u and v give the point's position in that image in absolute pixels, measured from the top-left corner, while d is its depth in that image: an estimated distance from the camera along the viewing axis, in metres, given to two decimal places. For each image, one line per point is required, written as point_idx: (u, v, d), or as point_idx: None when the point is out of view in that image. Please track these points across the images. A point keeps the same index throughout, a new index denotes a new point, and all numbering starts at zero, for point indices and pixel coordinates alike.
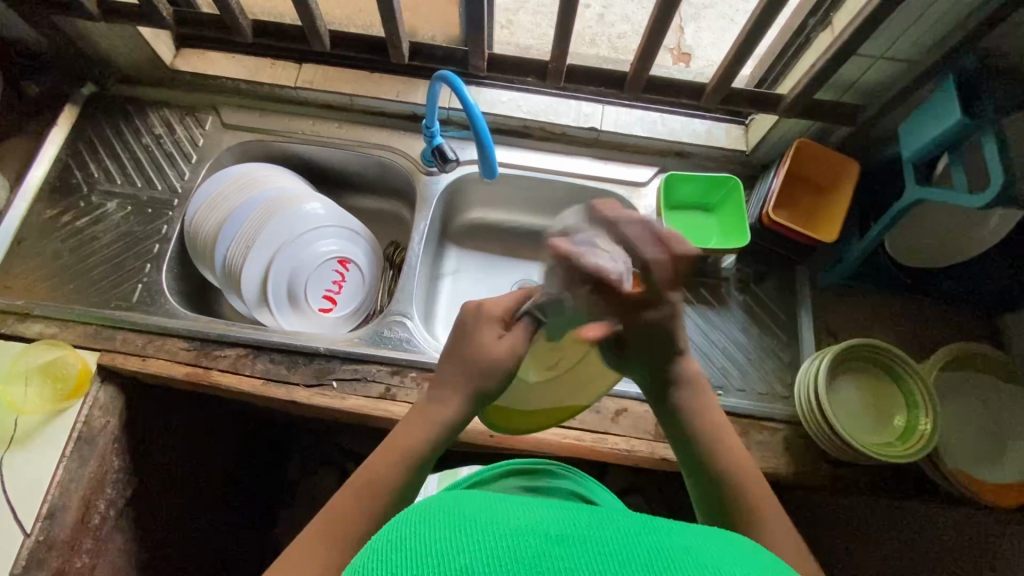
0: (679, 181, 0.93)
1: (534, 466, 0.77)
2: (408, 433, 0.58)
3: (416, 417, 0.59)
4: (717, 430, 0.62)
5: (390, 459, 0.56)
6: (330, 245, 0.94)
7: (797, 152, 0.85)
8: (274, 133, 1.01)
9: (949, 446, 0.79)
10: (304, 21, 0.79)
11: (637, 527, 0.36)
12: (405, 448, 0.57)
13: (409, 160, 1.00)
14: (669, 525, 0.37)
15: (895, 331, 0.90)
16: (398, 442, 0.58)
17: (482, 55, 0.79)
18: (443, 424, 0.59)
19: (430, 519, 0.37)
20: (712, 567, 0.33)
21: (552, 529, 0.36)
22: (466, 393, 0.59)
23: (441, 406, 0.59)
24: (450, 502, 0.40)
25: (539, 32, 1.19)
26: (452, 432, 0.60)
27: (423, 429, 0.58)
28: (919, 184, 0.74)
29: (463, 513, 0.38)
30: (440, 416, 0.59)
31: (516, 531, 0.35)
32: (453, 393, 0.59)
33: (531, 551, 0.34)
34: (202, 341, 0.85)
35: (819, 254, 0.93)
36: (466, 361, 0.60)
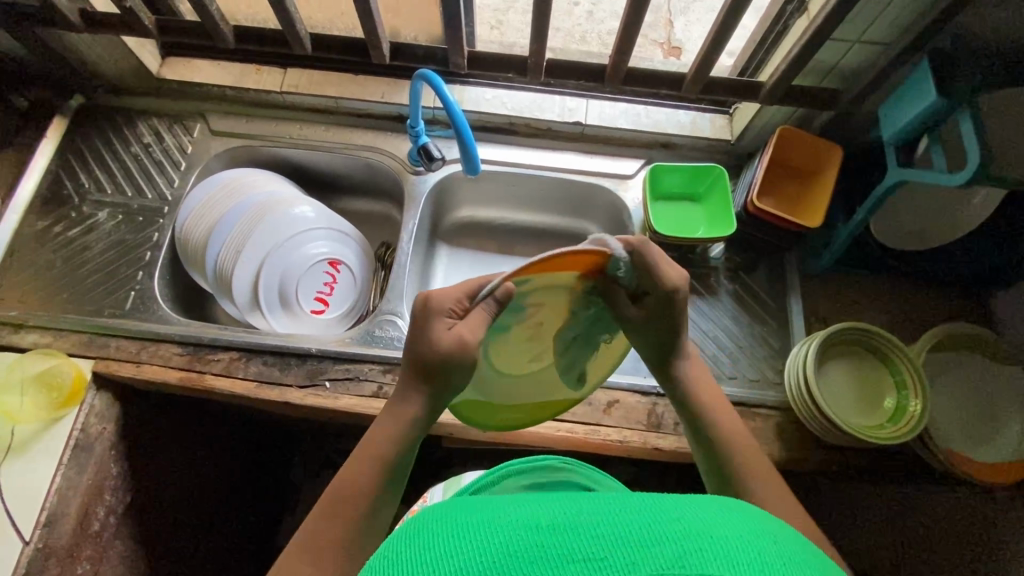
0: (664, 172, 0.93)
1: (536, 463, 0.76)
2: (379, 438, 0.59)
3: (387, 420, 0.60)
4: (714, 396, 0.66)
5: (366, 469, 0.57)
6: (321, 246, 0.95)
7: (780, 139, 0.86)
8: (261, 138, 1.02)
9: (941, 426, 0.79)
10: (284, 25, 0.79)
11: (633, 503, 0.35)
12: (378, 451, 0.58)
13: (397, 161, 1.01)
14: (666, 498, 0.36)
15: (885, 314, 0.90)
16: (369, 446, 0.59)
17: (462, 52, 0.80)
18: (405, 419, 0.60)
19: (425, 529, 0.36)
20: (707, 537, 0.32)
21: (545, 516, 0.34)
22: (428, 390, 0.60)
23: (406, 409, 0.60)
24: (445, 510, 0.39)
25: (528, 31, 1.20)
26: (424, 426, 0.61)
27: (393, 427, 0.59)
28: (900, 166, 0.74)
29: (455, 516, 0.36)
30: (402, 419, 0.60)
31: (504, 524, 0.34)
32: (418, 391, 0.60)
33: (524, 542, 0.32)
34: (195, 346, 0.85)
35: (807, 241, 0.93)
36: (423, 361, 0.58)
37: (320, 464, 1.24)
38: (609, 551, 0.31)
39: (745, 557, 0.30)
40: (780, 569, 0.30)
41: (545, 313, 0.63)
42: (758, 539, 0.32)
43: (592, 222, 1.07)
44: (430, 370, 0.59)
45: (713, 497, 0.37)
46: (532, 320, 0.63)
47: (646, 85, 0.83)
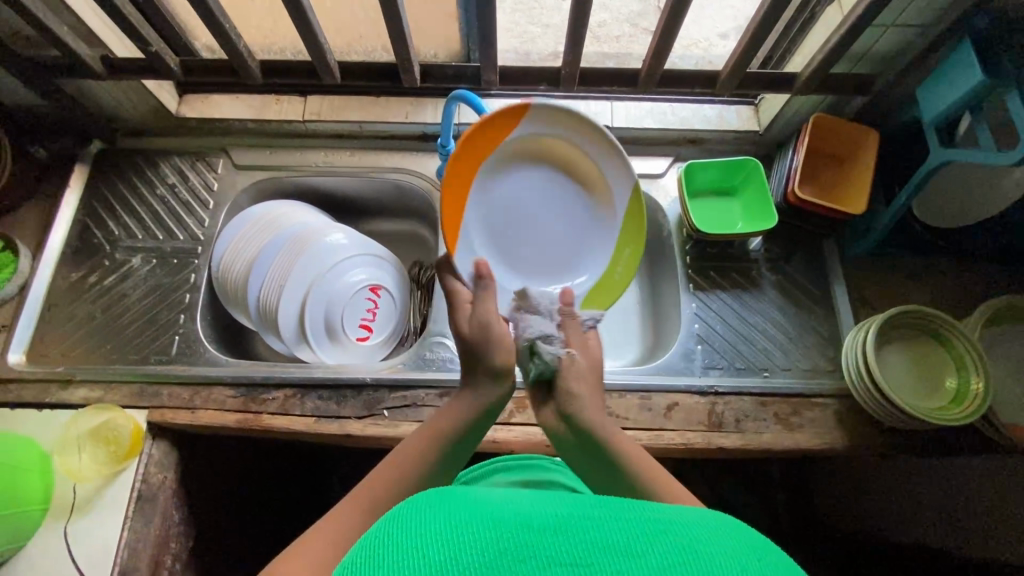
0: (698, 168, 0.93)
1: (523, 462, 0.78)
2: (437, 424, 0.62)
3: (454, 405, 0.64)
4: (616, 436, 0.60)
5: (419, 453, 0.59)
6: (361, 274, 0.94)
7: (815, 127, 0.86)
8: (287, 169, 1.01)
9: (1000, 401, 0.80)
10: (313, 54, 0.79)
11: (628, 514, 0.35)
12: (446, 429, 0.61)
13: (426, 180, 1.00)
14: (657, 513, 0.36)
15: (930, 292, 0.90)
16: (438, 423, 0.62)
17: (495, 69, 0.79)
18: (462, 410, 0.63)
19: (423, 511, 0.37)
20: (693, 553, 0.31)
21: (536, 517, 0.35)
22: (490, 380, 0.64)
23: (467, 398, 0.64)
24: (443, 498, 0.39)
25: (519, 30, 1.14)
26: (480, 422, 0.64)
27: (460, 412, 0.63)
28: (943, 147, 0.74)
29: (452, 506, 0.37)
30: (460, 409, 0.63)
31: (500, 518, 0.34)
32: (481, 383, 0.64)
33: (514, 540, 0.32)
34: (247, 387, 0.84)
35: (846, 226, 0.93)
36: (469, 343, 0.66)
37: None
38: (594, 557, 0.31)
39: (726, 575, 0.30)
40: None
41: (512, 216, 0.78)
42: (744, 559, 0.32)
43: None
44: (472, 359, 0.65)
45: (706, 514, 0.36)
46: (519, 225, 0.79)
47: (679, 86, 0.82)
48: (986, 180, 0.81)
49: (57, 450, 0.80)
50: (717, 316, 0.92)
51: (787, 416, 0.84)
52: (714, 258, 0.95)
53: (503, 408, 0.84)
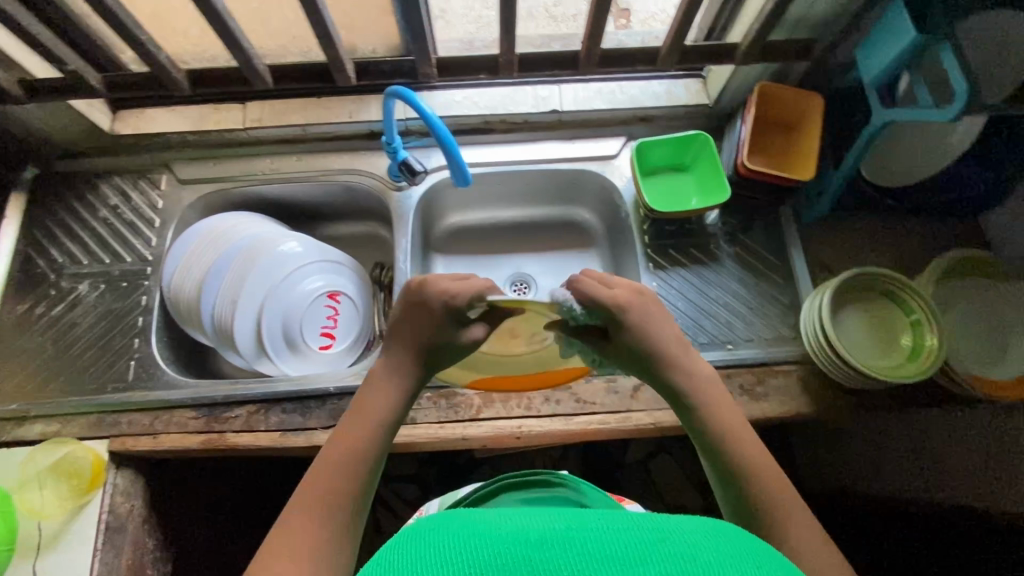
0: (650, 146, 0.92)
1: (526, 476, 0.81)
2: (375, 397, 0.65)
3: (373, 389, 0.65)
4: (716, 414, 0.64)
5: (364, 424, 0.63)
6: (318, 281, 0.93)
7: (759, 96, 0.86)
8: (234, 179, 0.98)
9: (954, 354, 0.82)
10: (241, 62, 0.77)
11: (625, 524, 0.39)
12: (373, 413, 0.64)
13: (377, 179, 0.98)
14: (650, 518, 0.40)
15: (885, 252, 0.91)
16: (363, 409, 0.64)
17: (430, 61, 0.77)
18: (396, 382, 0.66)
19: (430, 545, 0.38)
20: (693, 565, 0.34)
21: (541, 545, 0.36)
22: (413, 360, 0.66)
23: (399, 371, 0.66)
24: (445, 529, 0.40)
25: (475, 15, 1.09)
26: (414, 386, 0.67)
27: (384, 394, 0.65)
28: (884, 107, 0.74)
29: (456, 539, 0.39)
30: (393, 380, 0.66)
31: (505, 539, 0.38)
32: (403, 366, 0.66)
33: (525, 565, 0.36)
34: (210, 407, 0.83)
35: (799, 193, 0.93)
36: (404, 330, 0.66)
37: None
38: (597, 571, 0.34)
39: None
40: None
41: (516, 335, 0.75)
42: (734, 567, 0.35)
43: (583, 208, 1.08)
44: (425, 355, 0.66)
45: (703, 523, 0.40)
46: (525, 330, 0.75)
47: (621, 65, 0.81)
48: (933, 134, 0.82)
49: (17, 488, 0.78)
50: (679, 293, 0.92)
51: (751, 386, 0.84)
52: (672, 236, 0.95)
53: (470, 404, 0.83)
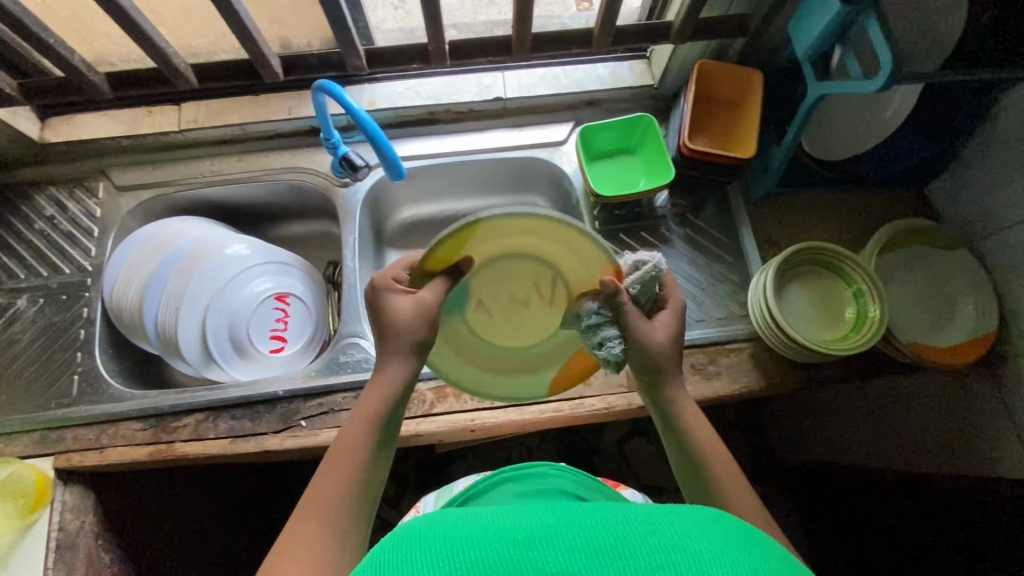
0: (595, 131, 0.92)
1: (523, 469, 0.80)
2: (370, 400, 0.62)
3: (372, 388, 0.63)
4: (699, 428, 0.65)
5: (361, 428, 0.61)
6: (266, 283, 0.91)
7: (699, 75, 0.85)
8: (174, 183, 0.96)
9: (899, 324, 0.83)
10: (160, 62, 0.75)
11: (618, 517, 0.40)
12: (370, 414, 0.62)
13: (321, 177, 0.96)
14: (639, 509, 0.41)
15: (832, 226, 0.92)
16: (362, 410, 0.62)
17: (358, 53, 0.75)
18: (390, 384, 0.62)
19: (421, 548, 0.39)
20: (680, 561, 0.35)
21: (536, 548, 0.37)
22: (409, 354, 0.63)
23: (392, 373, 0.62)
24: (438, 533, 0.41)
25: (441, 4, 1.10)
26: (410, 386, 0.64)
27: (380, 392, 0.62)
28: (819, 79, 0.74)
29: (447, 542, 0.39)
30: (389, 383, 0.62)
31: (488, 539, 0.39)
32: (400, 360, 0.63)
33: (512, 562, 0.36)
34: (157, 417, 0.81)
35: (746, 171, 0.93)
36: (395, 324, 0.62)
37: None
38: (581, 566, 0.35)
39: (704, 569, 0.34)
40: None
41: (524, 301, 0.71)
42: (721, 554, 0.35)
43: (537, 195, 1.07)
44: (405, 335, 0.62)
45: (698, 512, 0.40)
46: (534, 296, 0.71)
47: (555, 49, 0.79)
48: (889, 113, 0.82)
49: None
50: None
51: (703, 365, 0.85)
52: (622, 220, 0.95)
53: (423, 400, 0.82)
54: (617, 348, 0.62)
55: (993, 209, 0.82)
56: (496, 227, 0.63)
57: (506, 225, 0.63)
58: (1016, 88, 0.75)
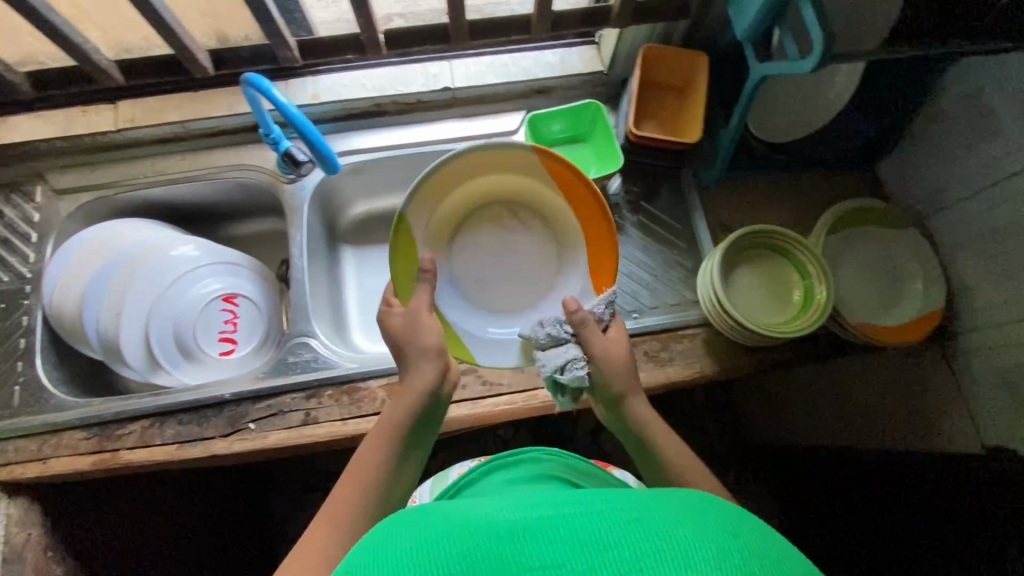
0: (542, 119, 0.91)
1: (517, 452, 0.79)
2: (400, 406, 0.65)
3: (403, 395, 0.66)
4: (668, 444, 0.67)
5: (386, 437, 0.63)
6: (213, 283, 0.89)
7: (643, 60, 0.85)
8: (115, 185, 0.93)
9: (849, 304, 0.83)
10: (81, 60, 0.72)
11: (604, 505, 0.39)
12: (397, 423, 0.64)
13: (266, 173, 0.94)
14: (627, 497, 0.41)
15: (784, 208, 0.92)
16: (392, 418, 0.64)
17: (287, 45, 0.73)
18: (418, 390, 0.65)
19: (405, 543, 0.38)
20: (668, 547, 0.34)
21: (522, 544, 0.36)
22: (436, 358, 0.67)
23: (422, 377, 0.66)
24: (424, 528, 0.40)
25: None
26: (440, 393, 0.67)
27: (409, 399, 0.65)
28: (761, 61, 0.74)
29: (430, 539, 0.38)
30: (418, 388, 0.65)
31: (472, 535, 0.38)
32: (429, 362, 0.66)
33: (493, 558, 0.36)
34: (101, 425, 0.80)
35: (698, 155, 0.92)
36: (409, 331, 0.68)
37: (302, 489, 1.24)
38: (564, 558, 0.35)
39: (691, 553, 0.33)
40: (728, 560, 0.33)
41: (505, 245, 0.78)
42: (707, 537, 0.35)
43: None
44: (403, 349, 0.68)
45: (688, 502, 0.40)
46: (513, 241, 0.78)
47: (494, 35, 0.77)
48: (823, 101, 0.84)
49: None
50: None
51: (656, 352, 0.84)
52: None
53: (373, 398, 0.80)
54: (582, 370, 0.67)
55: (940, 185, 0.82)
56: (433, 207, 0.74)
57: (431, 187, 0.72)
58: (954, 64, 0.75)
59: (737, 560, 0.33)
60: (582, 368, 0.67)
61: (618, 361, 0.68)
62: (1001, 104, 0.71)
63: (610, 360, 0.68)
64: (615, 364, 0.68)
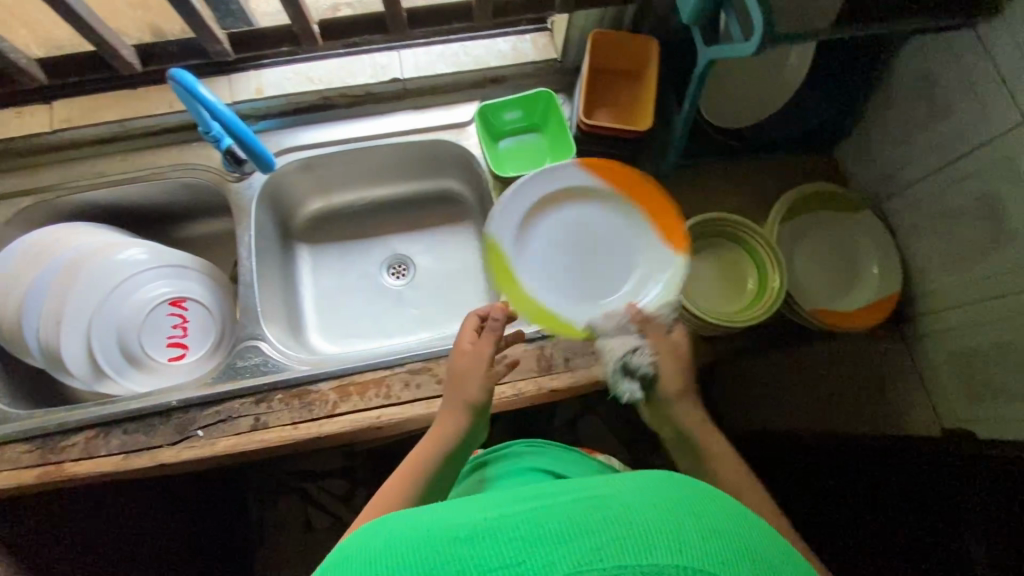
0: (493, 110, 0.90)
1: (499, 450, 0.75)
2: (430, 450, 0.61)
3: (430, 439, 0.62)
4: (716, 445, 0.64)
5: (406, 481, 0.59)
6: (160, 287, 0.88)
7: (592, 47, 0.83)
8: (50, 189, 0.89)
9: (805, 290, 0.82)
10: None
11: (569, 500, 0.39)
12: (421, 468, 0.60)
13: (212, 171, 0.91)
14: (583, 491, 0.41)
15: (744, 194, 0.90)
16: (416, 461, 0.61)
17: (215, 39, 0.71)
18: (450, 437, 0.62)
19: (372, 550, 0.36)
20: (634, 534, 0.34)
21: (497, 539, 0.35)
22: (467, 409, 0.63)
23: (454, 422, 0.63)
24: (393, 533, 0.38)
25: None
26: (465, 447, 0.63)
27: (437, 445, 0.62)
28: (708, 44, 0.72)
29: (398, 542, 0.37)
30: (450, 435, 0.62)
31: (441, 536, 0.37)
32: (464, 411, 0.64)
33: (466, 557, 0.34)
34: (44, 437, 0.78)
35: (655, 143, 0.90)
36: (460, 369, 0.65)
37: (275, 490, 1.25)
38: (534, 553, 0.34)
39: (660, 538, 0.34)
40: (695, 544, 0.34)
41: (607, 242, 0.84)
42: (672, 519, 0.35)
43: (451, 178, 1.03)
44: (454, 382, 0.65)
45: (647, 484, 0.40)
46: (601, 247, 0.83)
47: (435, 24, 0.76)
48: (776, 85, 0.83)
49: None
50: None
51: None
52: None
53: (325, 400, 0.78)
54: (646, 357, 0.68)
55: (894, 168, 0.81)
56: (519, 237, 0.83)
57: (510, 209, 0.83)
58: (902, 43, 0.74)
59: (695, 550, 0.33)
60: (646, 357, 0.68)
61: (677, 358, 0.68)
62: (946, 84, 0.70)
63: (672, 351, 0.69)
64: (677, 353, 0.69)
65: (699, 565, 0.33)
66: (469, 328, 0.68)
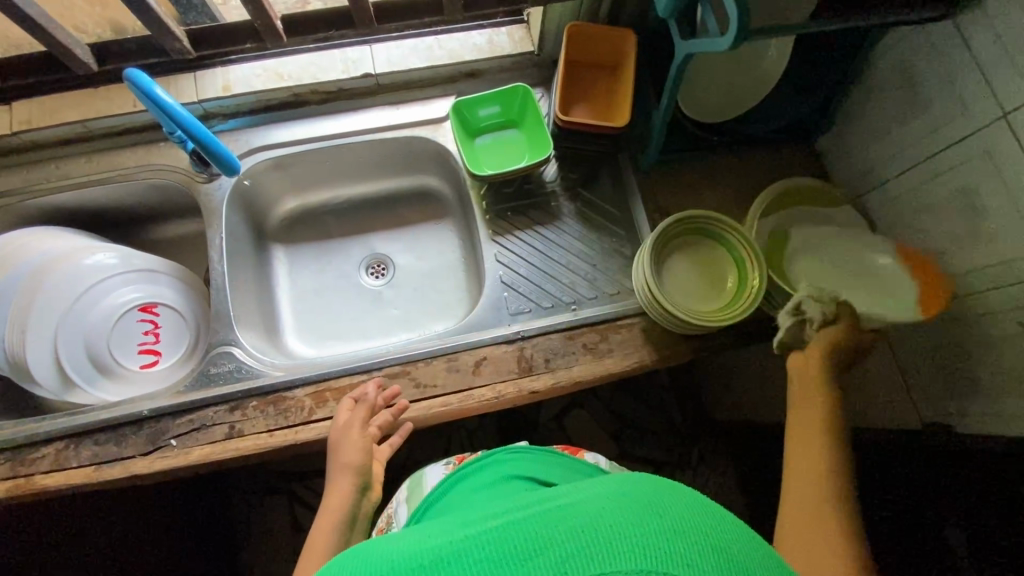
0: (469, 106, 0.87)
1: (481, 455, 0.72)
2: (324, 526, 0.66)
3: (326, 509, 0.67)
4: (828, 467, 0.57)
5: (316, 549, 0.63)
6: (129, 293, 0.85)
7: (568, 40, 0.81)
8: (11, 193, 0.86)
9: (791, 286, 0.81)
10: None
11: (526, 510, 0.36)
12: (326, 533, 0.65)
13: (181, 172, 0.89)
14: (538, 499, 0.38)
15: (725, 189, 0.89)
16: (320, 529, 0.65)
17: (173, 35, 0.68)
18: (342, 505, 0.67)
19: None
20: (595, 543, 0.32)
21: (451, 564, 0.32)
22: (354, 476, 0.69)
23: (342, 490, 0.69)
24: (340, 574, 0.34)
25: None
26: (358, 509, 0.69)
27: (334, 511, 0.67)
28: (685, 39, 0.70)
29: None
30: (337, 505, 0.67)
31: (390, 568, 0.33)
32: (347, 476, 0.69)
33: None
34: (13, 450, 0.76)
35: (634, 137, 0.88)
36: (338, 443, 0.72)
37: (260, 493, 1.23)
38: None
39: (622, 544, 0.31)
40: (659, 545, 0.31)
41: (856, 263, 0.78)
42: (634, 520, 0.33)
43: (429, 175, 1.01)
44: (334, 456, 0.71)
45: (609, 482, 0.38)
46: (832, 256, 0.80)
47: (404, 18, 0.73)
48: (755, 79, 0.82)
49: None
50: (522, 259, 0.88)
51: (594, 343, 0.80)
52: (512, 198, 0.91)
53: (301, 407, 0.77)
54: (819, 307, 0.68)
55: (873, 161, 0.80)
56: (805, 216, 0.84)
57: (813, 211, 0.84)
58: (881, 34, 0.73)
59: (659, 552, 0.31)
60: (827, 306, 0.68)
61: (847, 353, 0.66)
62: (924, 76, 0.69)
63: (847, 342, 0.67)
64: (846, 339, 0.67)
65: (665, 570, 0.30)
66: (342, 408, 0.75)
